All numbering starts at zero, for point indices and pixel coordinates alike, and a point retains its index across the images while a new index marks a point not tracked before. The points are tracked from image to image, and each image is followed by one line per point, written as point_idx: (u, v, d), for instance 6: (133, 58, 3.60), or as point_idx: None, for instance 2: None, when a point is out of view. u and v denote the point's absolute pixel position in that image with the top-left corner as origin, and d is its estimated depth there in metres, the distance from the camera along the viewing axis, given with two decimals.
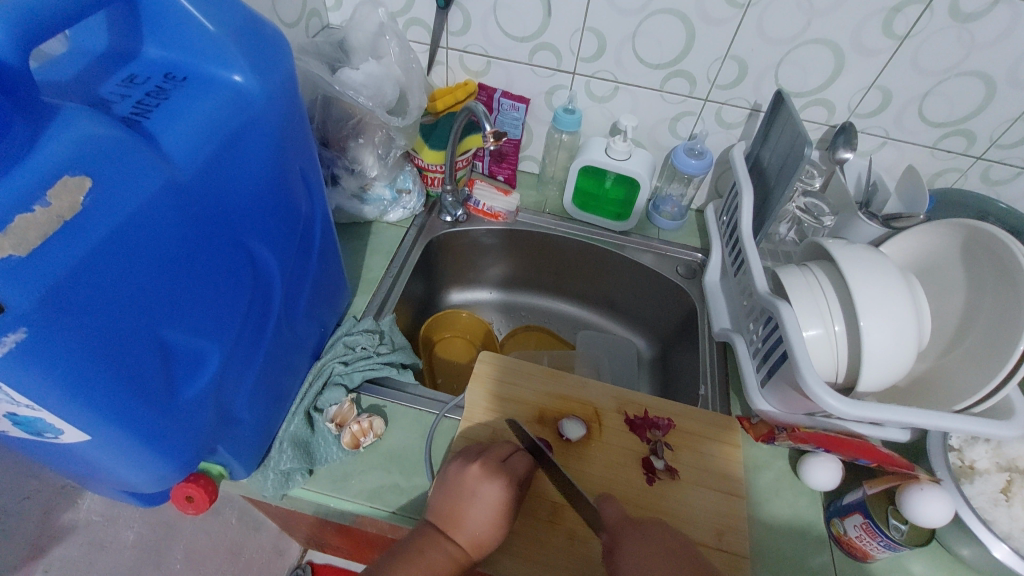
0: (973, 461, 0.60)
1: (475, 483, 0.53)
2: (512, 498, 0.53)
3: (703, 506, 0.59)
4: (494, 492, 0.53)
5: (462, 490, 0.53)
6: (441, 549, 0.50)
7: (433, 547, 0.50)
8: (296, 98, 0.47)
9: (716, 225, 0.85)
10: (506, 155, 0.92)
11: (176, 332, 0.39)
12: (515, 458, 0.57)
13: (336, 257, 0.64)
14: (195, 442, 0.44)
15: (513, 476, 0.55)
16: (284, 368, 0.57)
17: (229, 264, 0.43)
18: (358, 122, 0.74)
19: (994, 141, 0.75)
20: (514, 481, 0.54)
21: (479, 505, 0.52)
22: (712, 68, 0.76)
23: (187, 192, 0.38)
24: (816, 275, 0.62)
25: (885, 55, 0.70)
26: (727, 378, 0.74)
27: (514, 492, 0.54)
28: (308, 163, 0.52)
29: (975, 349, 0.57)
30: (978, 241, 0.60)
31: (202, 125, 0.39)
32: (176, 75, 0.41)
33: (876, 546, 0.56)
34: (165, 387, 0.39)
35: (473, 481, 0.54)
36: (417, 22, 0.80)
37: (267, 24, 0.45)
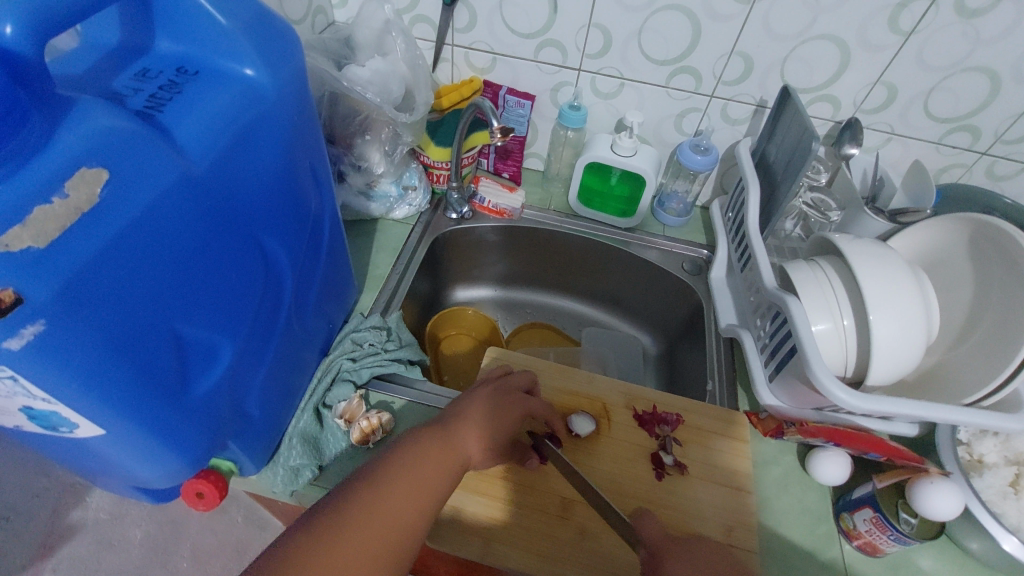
0: (982, 455, 0.60)
1: (482, 393, 0.57)
2: (511, 410, 0.56)
3: (712, 501, 0.59)
4: (494, 400, 0.56)
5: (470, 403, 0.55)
6: (442, 439, 0.50)
7: (436, 436, 0.50)
8: (307, 92, 0.47)
9: (721, 221, 0.85)
10: (511, 153, 0.92)
11: (191, 325, 0.39)
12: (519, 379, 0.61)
13: (345, 254, 0.64)
14: (208, 436, 0.44)
15: (514, 394, 0.58)
16: (293, 364, 0.57)
17: (241, 258, 0.43)
18: (365, 119, 0.73)
19: (999, 137, 0.75)
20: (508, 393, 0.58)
21: (481, 410, 0.54)
22: (718, 64, 0.76)
23: (201, 185, 0.38)
24: (824, 269, 0.62)
25: (890, 50, 0.70)
26: (734, 374, 0.74)
27: (512, 413, 0.56)
28: (318, 159, 0.52)
29: (984, 343, 0.57)
30: (986, 233, 0.60)
31: (216, 118, 0.39)
32: (189, 69, 0.41)
33: (885, 540, 0.56)
34: (179, 381, 0.39)
35: (482, 393, 0.56)
36: (423, 19, 0.80)
37: (278, 18, 0.44)
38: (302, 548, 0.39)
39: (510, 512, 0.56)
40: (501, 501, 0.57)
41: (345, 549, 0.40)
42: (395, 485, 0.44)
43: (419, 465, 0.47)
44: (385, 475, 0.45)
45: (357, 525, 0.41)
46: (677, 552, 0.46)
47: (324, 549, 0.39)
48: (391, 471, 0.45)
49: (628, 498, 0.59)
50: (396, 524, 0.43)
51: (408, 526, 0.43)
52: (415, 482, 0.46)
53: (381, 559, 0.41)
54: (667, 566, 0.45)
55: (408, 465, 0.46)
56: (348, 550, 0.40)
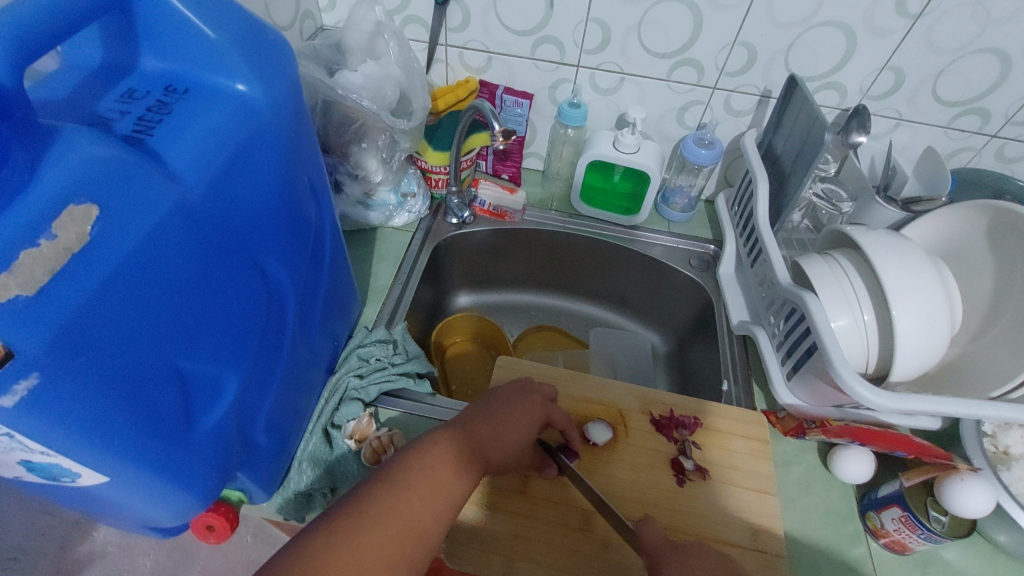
0: (1008, 446, 0.59)
1: (501, 394, 0.55)
2: (532, 412, 0.54)
3: (738, 506, 0.58)
4: (515, 402, 0.54)
5: (495, 404, 0.53)
6: (463, 439, 0.48)
7: (459, 436, 0.48)
8: (302, 103, 0.44)
9: (728, 216, 0.84)
10: (511, 154, 0.90)
11: (193, 360, 0.37)
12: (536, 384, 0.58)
13: (346, 268, 0.62)
14: (217, 470, 0.42)
15: (535, 396, 0.56)
16: (301, 386, 0.55)
17: (243, 282, 0.41)
18: (360, 126, 0.71)
19: (1009, 118, 0.74)
20: (536, 394, 0.56)
21: (500, 412, 0.52)
22: (721, 55, 0.74)
23: (196, 212, 0.36)
24: (840, 263, 0.60)
25: (898, 34, 0.68)
26: (749, 372, 0.73)
27: (537, 417, 0.54)
28: (316, 172, 0.50)
29: (1010, 333, 0.55)
30: (1008, 221, 0.58)
31: (208, 139, 0.37)
32: (178, 88, 0.39)
33: (916, 539, 0.54)
34: (183, 419, 0.37)
35: (500, 394, 0.55)
36: (415, 19, 0.78)
37: (268, 29, 0.42)
38: (319, 547, 0.37)
39: (532, 527, 0.55)
40: (523, 516, 0.56)
41: (366, 549, 0.38)
42: (419, 485, 0.43)
43: (443, 464, 0.45)
44: (409, 473, 0.43)
45: (379, 524, 0.39)
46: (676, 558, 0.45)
47: (344, 548, 0.37)
48: (415, 469, 0.44)
49: (650, 505, 0.57)
50: (419, 525, 0.41)
51: (431, 527, 0.41)
52: (439, 480, 0.44)
53: (402, 559, 0.39)
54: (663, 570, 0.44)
55: (432, 464, 0.44)
56: (369, 550, 0.38)
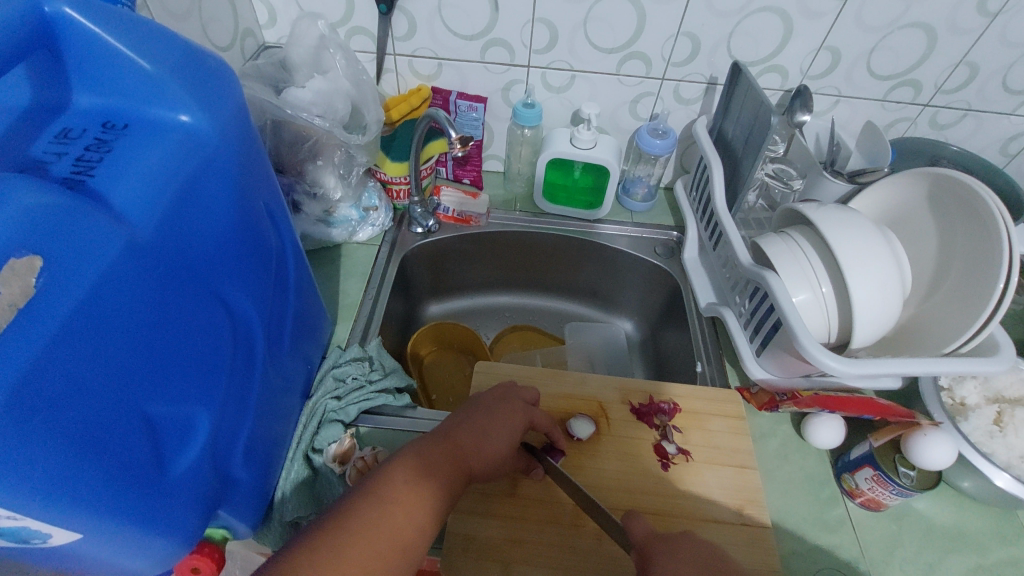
0: (964, 398, 0.62)
1: (482, 402, 0.54)
2: (515, 417, 0.54)
3: (722, 484, 0.60)
4: (497, 409, 0.54)
5: (477, 412, 0.53)
6: (446, 451, 0.48)
7: (441, 447, 0.48)
8: (250, 128, 0.43)
9: (687, 201, 0.85)
10: (470, 158, 0.89)
11: (160, 403, 0.36)
12: (518, 389, 0.58)
13: (311, 289, 0.60)
14: (196, 510, 0.41)
15: (517, 402, 0.56)
16: (278, 413, 0.53)
17: (207, 319, 0.40)
18: (314, 144, 0.70)
19: (939, 87, 0.78)
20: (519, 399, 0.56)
21: (481, 422, 0.52)
22: (667, 46, 0.75)
23: (149, 252, 0.35)
24: (796, 239, 0.62)
25: (830, 15, 0.71)
26: (720, 352, 0.74)
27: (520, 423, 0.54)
28: (272, 196, 0.49)
29: (955, 292, 0.58)
30: (945, 185, 0.61)
31: (153, 175, 0.36)
32: (117, 123, 0.38)
33: (888, 495, 0.57)
34: (154, 465, 0.35)
35: (481, 404, 0.54)
36: (360, 31, 0.76)
37: (208, 54, 0.41)
38: (300, 562, 0.37)
39: (523, 528, 0.55)
40: (513, 519, 0.56)
41: (348, 564, 0.38)
42: (403, 498, 0.43)
43: (426, 477, 0.45)
44: (392, 486, 0.44)
45: (362, 540, 0.40)
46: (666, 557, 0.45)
47: (326, 563, 0.38)
48: (398, 482, 0.44)
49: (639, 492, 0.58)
50: (402, 540, 0.41)
51: (413, 541, 0.42)
52: (422, 493, 0.44)
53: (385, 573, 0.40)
54: (653, 563, 0.45)
55: (415, 477, 0.45)
56: (351, 566, 0.38)
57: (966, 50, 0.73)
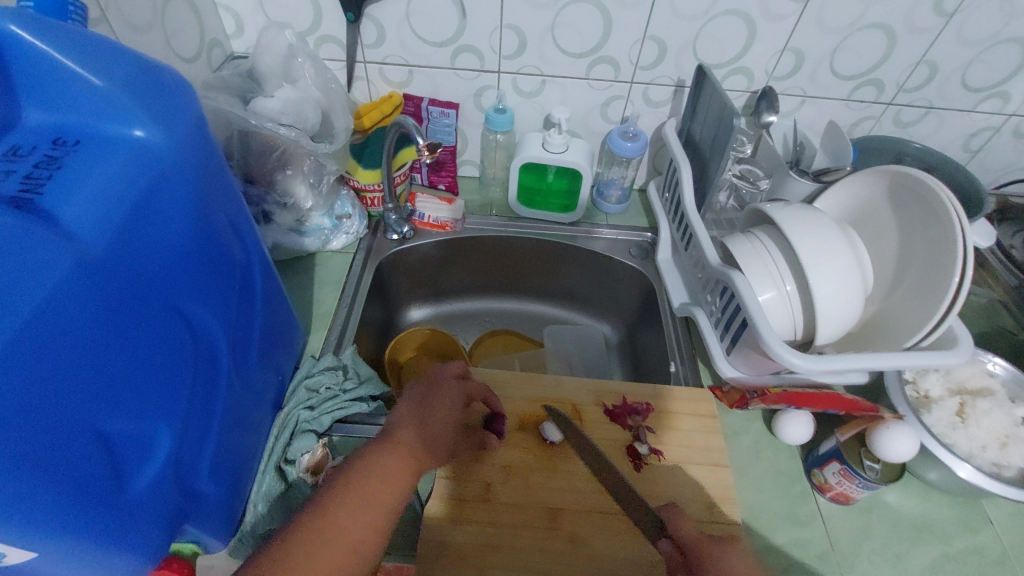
0: (928, 390, 0.64)
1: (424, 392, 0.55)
2: (450, 402, 0.54)
3: (695, 482, 0.60)
4: (444, 397, 0.54)
5: (414, 404, 0.53)
6: (401, 448, 0.48)
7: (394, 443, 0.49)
8: (209, 141, 0.43)
9: (660, 203, 0.87)
10: (444, 164, 0.90)
11: (115, 421, 0.35)
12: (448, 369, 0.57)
13: (281, 299, 0.60)
14: (157, 526, 0.41)
15: (449, 385, 0.55)
16: (247, 426, 0.53)
17: (165, 334, 0.40)
18: (283, 153, 0.70)
19: (901, 86, 0.79)
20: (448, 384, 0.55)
21: (423, 414, 0.52)
22: (634, 50, 0.76)
23: (99, 269, 0.34)
24: (761, 239, 0.63)
25: (792, 18, 0.72)
26: (693, 351, 0.75)
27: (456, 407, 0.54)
28: (236, 208, 0.49)
29: (915, 288, 0.59)
30: (904, 184, 0.62)
31: (104, 191, 0.36)
32: (68, 139, 0.37)
33: (854, 488, 0.58)
34: (111, 482, 0.35)
35: (418, 395, 0.54)
36: (329, 39, 0.76)
37: (165, 68, 0.41)
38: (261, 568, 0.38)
39: (500, 534, 0.56)
40: (491, 525, 0.56)
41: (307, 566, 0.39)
42: (360, 498, 0.44)
43: (383, 475, 0.46)
44: (350, 487, 0.44)
45: (317, 545, 0.40)
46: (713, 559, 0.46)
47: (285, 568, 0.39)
48: (356, 482, 0.45)
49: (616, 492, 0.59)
50: (356, 540, 0.42)
51: (372, 537, 0.43)
52: (381, 490, 0.45)
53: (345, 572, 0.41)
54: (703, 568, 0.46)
55: (372, 476, 0.46)
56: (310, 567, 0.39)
57: (925, 49, 0.75)
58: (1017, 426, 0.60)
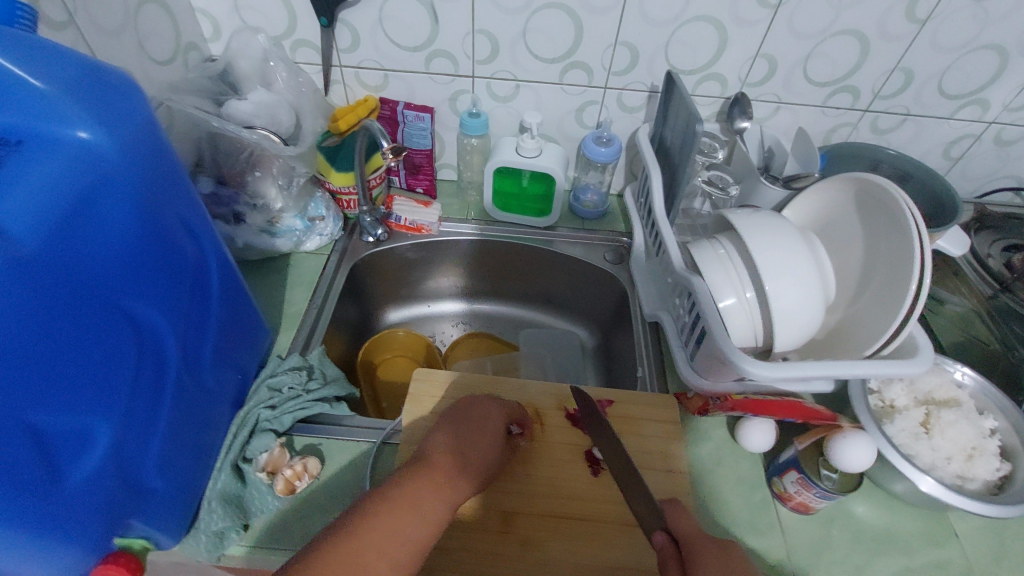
0: (892, 400, 0.63)
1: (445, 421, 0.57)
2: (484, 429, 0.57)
3: (652, 489, 0.60)
4: (463, 429, 0.56)
5: (447, 429, 0.56)
6: (432, 474, 0.49)
7: (430, 471, 0.49)
8: (158, 141, 0.44)
9: (635, 208, 0.87)
10: (421, 167, 0.90)
11: (46, 415, 0.36)
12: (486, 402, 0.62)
13: (242, 299, 0.60)
14: (98, 521, 0.42)
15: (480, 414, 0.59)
16: (199, 424, 0.54)
17: (105, 331, 0.40)
18: (252, 155, 0.72)
19: (877, 93, 0.79)
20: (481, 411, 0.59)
21: (457, 441, 0.54)
22: (606, 55, 0.76)
23: (30, 268, 0.35)
24: (723, 244, 0.63)
25: (763, 24, 0.72)
26: (661, 357, 0.75)
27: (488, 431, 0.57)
28: (189, 207, 0.49)
29: (877, 295, 0.59)
30: (869, 191, 0.62)
31: (41, 191, 0.36)
32: (6, 137, 0.37)
33: (812, 498, 0.58)
34: (45, 476, 0.36)
35: (453, 421, 0.57)
36: (304, 43, 0.77)
37: (111, 68, 0.41)
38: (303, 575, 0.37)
39: (448, 536, 0.55)
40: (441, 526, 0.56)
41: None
42: (400, 513, 0.44)
43: (423, 497, 0.46)
44: (390, 505, 0.44)
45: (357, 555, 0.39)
46: (710, 554, 0.46)
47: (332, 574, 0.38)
48: (396, 501, 0.45)
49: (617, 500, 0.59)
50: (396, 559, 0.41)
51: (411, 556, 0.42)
52: (420, 510, 0.45)
53: None
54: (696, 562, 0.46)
55: (410, 498, 0.46)
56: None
57: (899, 56, 0.74)
58: (983, 438, 0.59)
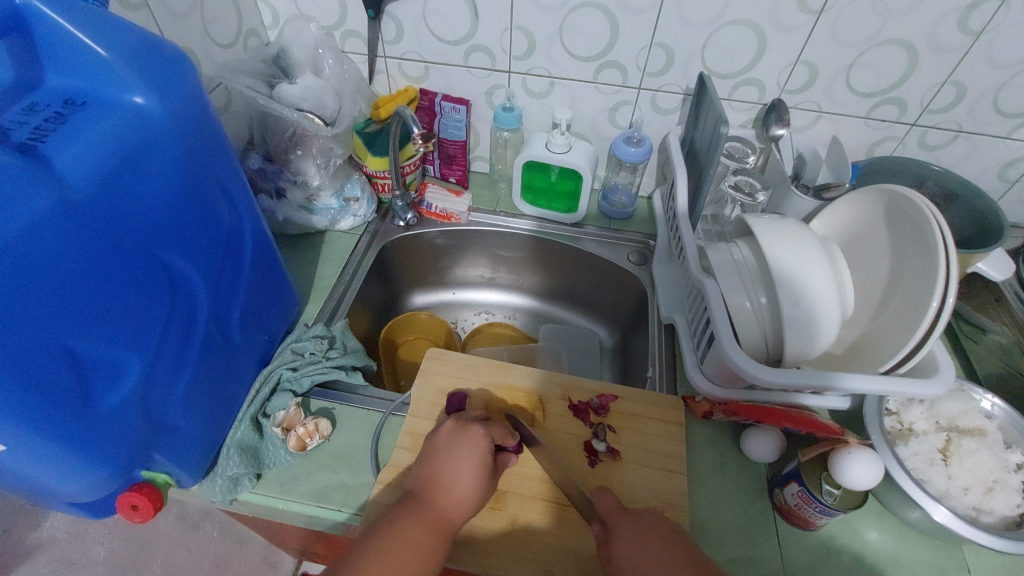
0: (911, 423, 0.61)
1: (443, 444, 0.57)
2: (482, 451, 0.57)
3: (648, 486, 0.60)
4: (463, 455, 0.56)
5: (441, 453, 0.56)
6: (423, 514, 0.51)
7: (419, 511, 0.51)
8: (206, 110, 0.48)
9: (661, 211, 0.87)
10: (455, 157, 0.93)
11: (86, 343, 0.41)
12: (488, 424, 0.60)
13: (274, 267, 0.65)
14: (128, 449, 0.46)
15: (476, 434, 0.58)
16: (225, 375, 0.58)
17: (143, 277, 0.45)
18: (295, 134, 0.77)
19: (925, 107, 0.76)
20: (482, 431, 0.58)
21: (451, 468, 0.55)
22: (641, 56, 0.77)
23: (84, 210, 0.40)
24: (740, 249, 0.63)
25: (805, 30, 0.71)
26: (674, 359, 0.74)
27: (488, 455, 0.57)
28: (229, 175, 0.53)
29: (900, 311, 0.57)
30: (899, 205, 0.60)
31: (98, 147, 0.41)
32: (77, 101, 0.43)
33: (814, 513, 0.56)
34: (81, 398, 0.41)
35: (444, 443, 0.57)
36: (353, 33, 0.82)
37: (167, 44, 0.46)
38: None
39: None
40: None
41: None
42: (384, 561, 0.46)
43: (409, 542, 0.48)
44: (373, 549, 0.47)
45: None
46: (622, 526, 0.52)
47: None
48: (378, 545, 0.47)
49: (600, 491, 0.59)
50: None
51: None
52: (405, 553, 0.47)
53: None
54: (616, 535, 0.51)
55: (394, 545, 0.47)
56: None
57: (950, 69, 0.71)
58: (1007, 471, 0.56)
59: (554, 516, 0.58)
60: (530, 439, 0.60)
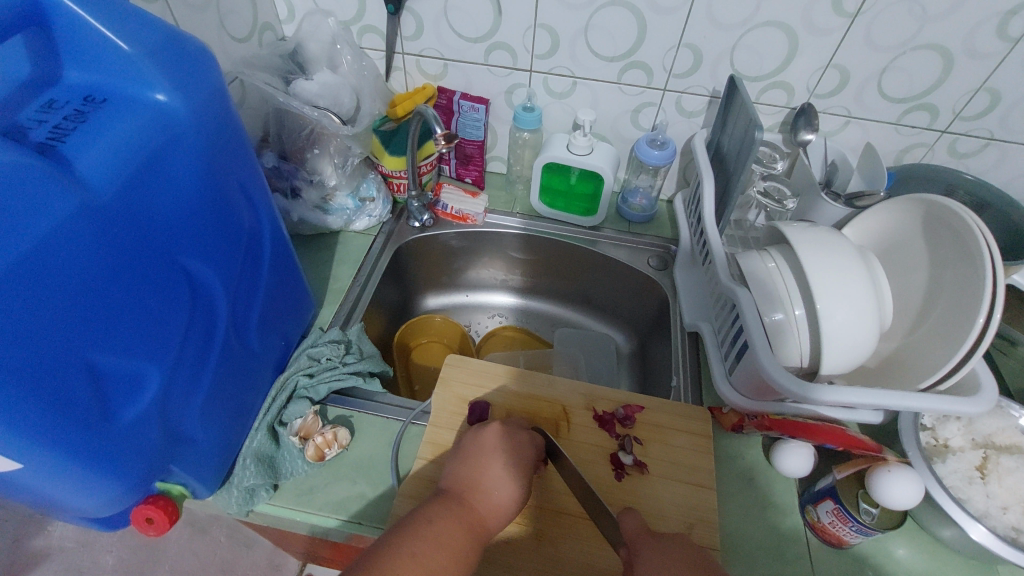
0: (947, 439, 0.59)
1: (486, 446, 0.56)
2: (525, 458, 0.56)
3: (676, 500, 0.59)
4: (506, 461, 0.55)
5: (482, 455, 0.55)
6: (463, 516, 0.49)
7: (455, 512, 0.49)
8: (229, 109, 0.46)
9: (683, 215, 0.85)
10: (472, 157, 0.91)
11: (107, 356, 0.39)
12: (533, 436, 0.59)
13: (291, 270, 0.63)
14: (145, 461, 0.44)
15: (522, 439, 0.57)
16: (241, 382, 0.56)
17: (163, 283, 0.43)
18: (312, 132, 0.75)
19: (957, 114, 0.74)
20: (526, 439, 0.58)
21: (493, 472, 0.53)
22: (668, 56, 0.75)
23: (105, 214, 0.37)
24: (774, 258, 0.61)
25: (838, 33, 0.69)
26: (699, 368, 0.73)
27: (530, 462, 0.56)
28: (250, 176, 0.51)
29: (939, 326, 0.55)
30: (938, 215, 0.58)
31: (119, 146, 0.39)
32: (97, 97, 0.41)
33: (848, 531, 0.55)
34: (99, 413, 0.39)
35: (486, 445, 0.56)
36: (370, 29, 0.80)
37: (190, 39, 0.44)
38: None
39: None
40: None
41: None
42: (422, 554, 0.44)
43: (446, 537, 0.46)
44: (412, 540, 0.45)
45: None
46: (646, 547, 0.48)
47: None
48: (417, 538, 0.45)
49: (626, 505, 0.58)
50: None
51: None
52: (444, 551, 0.45)
53: None
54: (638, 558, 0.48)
55: (432, 541, 0.45)
56: None
57: (984, 77, 0.69)
58: None
59: (581, 531, 0.56)
60: (555, 451, 0.58)
